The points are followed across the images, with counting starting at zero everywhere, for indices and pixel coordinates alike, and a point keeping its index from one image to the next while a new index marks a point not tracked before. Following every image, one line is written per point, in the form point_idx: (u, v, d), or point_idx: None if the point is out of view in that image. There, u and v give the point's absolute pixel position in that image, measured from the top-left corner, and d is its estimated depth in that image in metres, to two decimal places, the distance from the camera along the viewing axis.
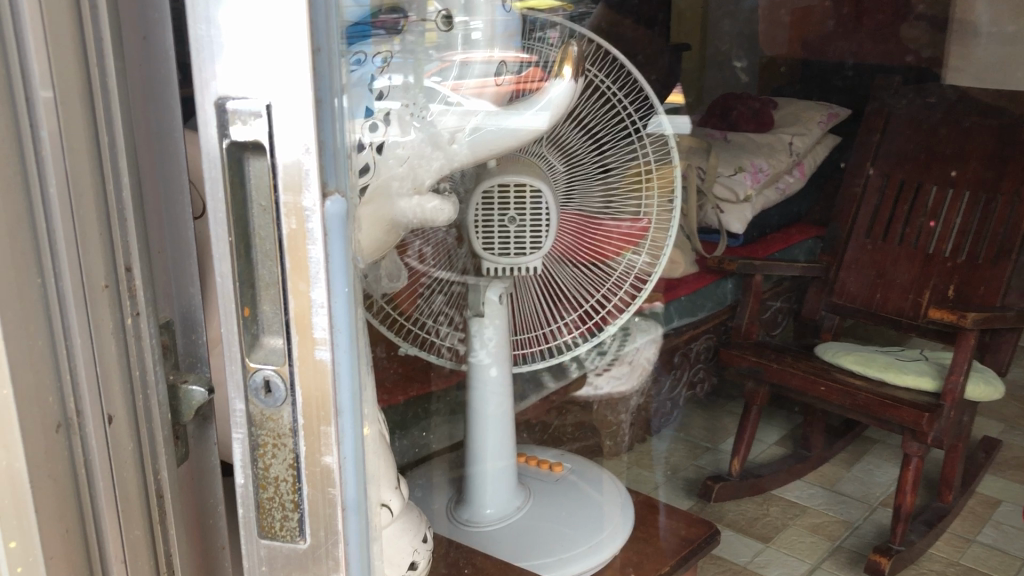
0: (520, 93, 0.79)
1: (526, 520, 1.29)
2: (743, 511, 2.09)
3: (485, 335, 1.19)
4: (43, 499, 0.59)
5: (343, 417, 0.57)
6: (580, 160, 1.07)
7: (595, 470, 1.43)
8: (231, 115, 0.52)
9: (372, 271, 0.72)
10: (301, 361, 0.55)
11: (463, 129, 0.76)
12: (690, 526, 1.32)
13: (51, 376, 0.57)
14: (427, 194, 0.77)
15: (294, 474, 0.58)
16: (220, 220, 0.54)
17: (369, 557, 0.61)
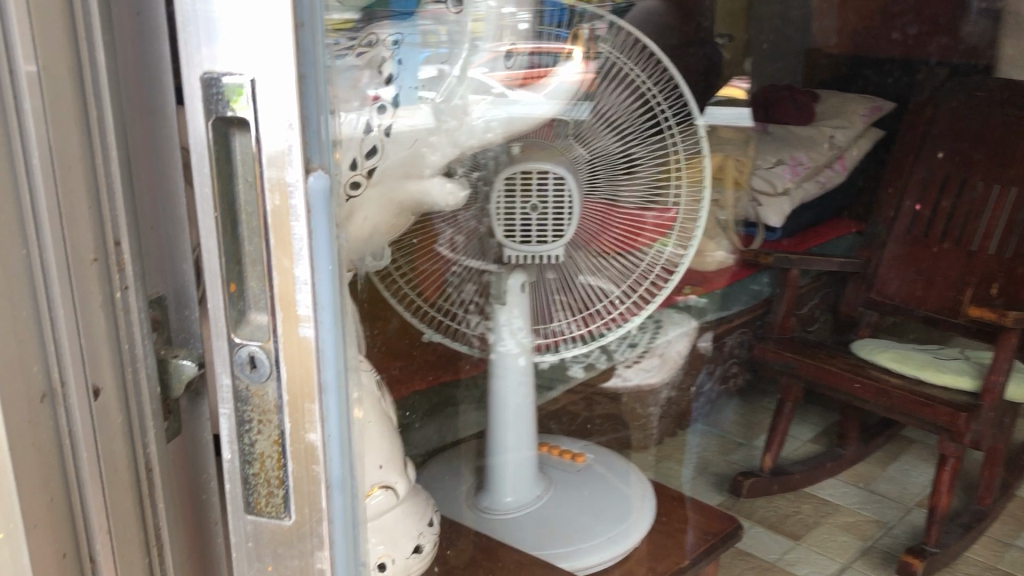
0: (528, 81, 0.79)
1: (545, 509, 1.27)
2: (773, 507, 2.12)
3: (510, 324, 1.20)
4: (29, 481, 0.54)
5: (329, 394, 0.51)
6: (605, 150, 1.06)
7: (622, 462, 1.41)
8: (216, 89, 0.45)
9: (368, 253, 0.73)
10: (285, 334, 0.49)
11: (468, 113, 0.76)
12: (716, 521, 1.30)
13: (35, 347, 0.52)
14: (436, 178, 0.77)
15: (280, 450, 0.53)
16: (206, 194, 0.48)
17: (355, 539, 0.56)
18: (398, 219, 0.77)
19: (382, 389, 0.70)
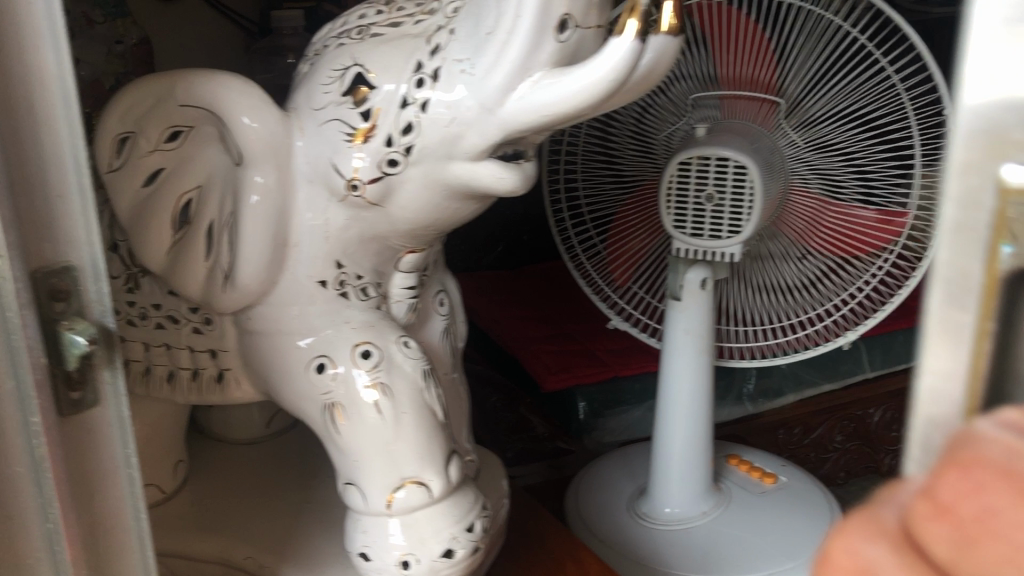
0: (739, 33, 0.84)
1: (714, 529, 0.98)
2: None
3: (681, 322, 0.95)
4: (84, 530, 0.47)
5: (392, 400, 0.60)
6: (824, 131, 0.88)
7: (823, 484, 1.05)
8: (293, 109, 0.58)
9: (429, 226, 0.61)
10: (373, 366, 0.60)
11: (568, 59, 0.53)
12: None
13: (18, 418, 0.43)
14: (490, 158, 0.56)
15: (348, 432, 0.61)
16: (274, 202, 0.57)
17: (404, 532, 0.62)
18: (463, 203, 0.60)
19: (428, 379, 0.63)
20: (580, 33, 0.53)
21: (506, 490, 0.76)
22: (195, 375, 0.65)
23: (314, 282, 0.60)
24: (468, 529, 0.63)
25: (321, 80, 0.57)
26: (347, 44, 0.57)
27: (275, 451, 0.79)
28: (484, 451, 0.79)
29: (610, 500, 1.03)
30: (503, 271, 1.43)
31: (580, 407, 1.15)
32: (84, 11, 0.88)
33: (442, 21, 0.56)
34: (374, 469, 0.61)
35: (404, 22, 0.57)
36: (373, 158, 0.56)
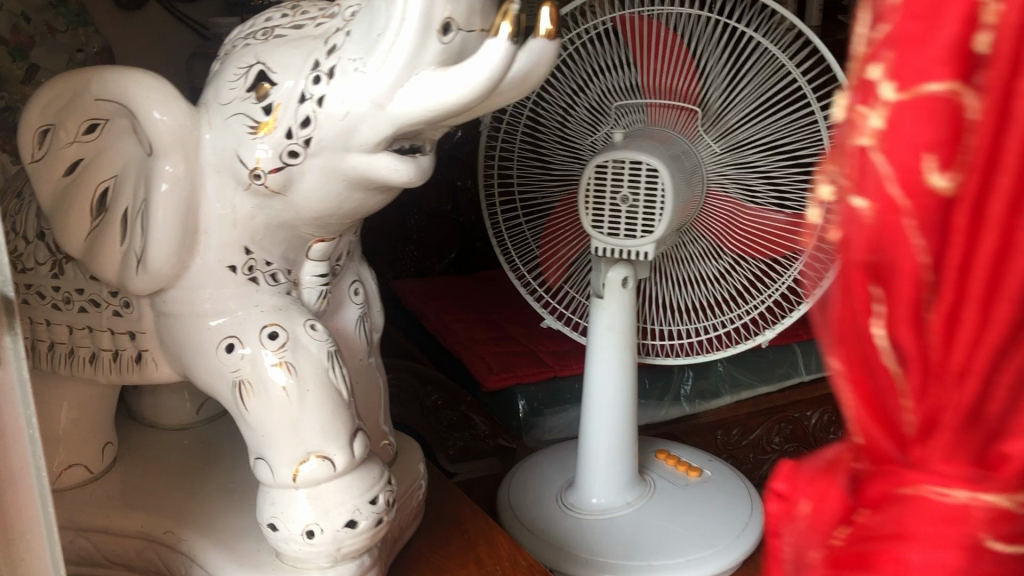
0: (661, 40, 0.89)
1: (637, 519, 1.01)
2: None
3: (602, 318, 0.99)
4: None
5: (299, 378, 0.64)
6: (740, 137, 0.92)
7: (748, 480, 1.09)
8: (204, 103, 0.63)
9: (335, 216, 0.65)
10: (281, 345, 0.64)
11: (452, 60, 0.58)
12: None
13: None
14: (385, 151, 0.60)
15: (256, 409, 0.65)
16: (182, 189, 0.61)
17: (309, 505, 0.66)
18: (365, 194, 0.64)
19: (334, 360, 0.66)
20: (463, 36, 0.58)
21: (423, 473, 0.80)
22: (116, 356, 0.68)
23: (224, 267, 0.64)
24: (371, 502, 0.67)
25: (229, 78, 0.62)
26: (253, 45, 0.62)
27: (205, 437, 0.83)
28: (404, 436, 0.83)
29: (540, 493, 1.06)
30: (457, 277, 1.45)
31: (520, 406, 1.19)
32: (47, 20, 0.92)
33: (340, 23, 0.61)
34: (280, 443, 0.65)
35: (307, 24, 0.62)
36: (275, 150, 0.60)
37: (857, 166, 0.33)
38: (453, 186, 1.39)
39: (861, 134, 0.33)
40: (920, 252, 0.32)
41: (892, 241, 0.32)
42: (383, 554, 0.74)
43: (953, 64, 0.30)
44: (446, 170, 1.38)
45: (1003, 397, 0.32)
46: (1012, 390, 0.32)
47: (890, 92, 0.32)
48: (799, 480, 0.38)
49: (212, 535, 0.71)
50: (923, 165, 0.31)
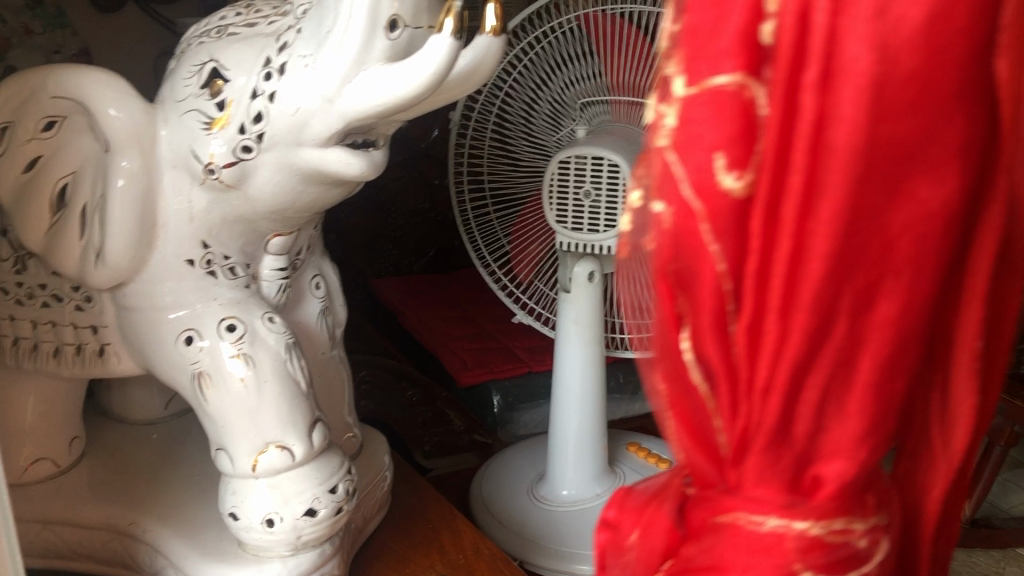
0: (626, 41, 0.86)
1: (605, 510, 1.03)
2: (973, 566, 1.32)
3: (569, 313, 1.00)
4: None
5: (256, 370, 0.65)
6: None
7: None
8: (161, 101, 0.65)
9: (293, 210, 0.66)
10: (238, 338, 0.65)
11: (397, 55, 0.59)
12: (885, 424, 0.38)
13: None
14: (339, 145, 0.62)
15: (214, 403, 0.66)
16: (138, 185, 0.63)
17: (267, 497, 0.67)
18: (320, 188, 0.65)
19: (291, 352, 0.67)
20: (410, 32, 0.59)
21: (388, 464, 0.81)
22: (79, 350, 0.70)
23: (182, 261, 0.66)
24: (330, 491, 0.68)
25: (184, 75, 0.64)
26: (207, 43, 0.63)
27: (172, 431, 0.84)
28: (369, 429, 0.84)
29: (511, 486, 1.08)
30: (434, 275, 1.46)
31: (494, 401, 1.19)
32: (23, 22, 0.92)
33: (291, 21, 0.62)
34: (239, 433, 0.66)
35: (260, 23, 0.64)
36: (228, 144, 0.62)
37: (662, 173, 0.40)
38: (430, 185, 1.38)
39: (660, 139, 0.40)
40: (716, 257, 0.38)
41: (694, 241, 0.39)
42: (347, 544, 0.75)
43: (740, 57, 0.36)
44: (423, 168, 1.36)
45: (808, 409, 0.38)
46: (814, 403, 0.38)
47: (685, 90, 0.38)
48: (625, 510, 0.47)
49: (175, 526, 0.72)
50: (714, 162, 0.37)
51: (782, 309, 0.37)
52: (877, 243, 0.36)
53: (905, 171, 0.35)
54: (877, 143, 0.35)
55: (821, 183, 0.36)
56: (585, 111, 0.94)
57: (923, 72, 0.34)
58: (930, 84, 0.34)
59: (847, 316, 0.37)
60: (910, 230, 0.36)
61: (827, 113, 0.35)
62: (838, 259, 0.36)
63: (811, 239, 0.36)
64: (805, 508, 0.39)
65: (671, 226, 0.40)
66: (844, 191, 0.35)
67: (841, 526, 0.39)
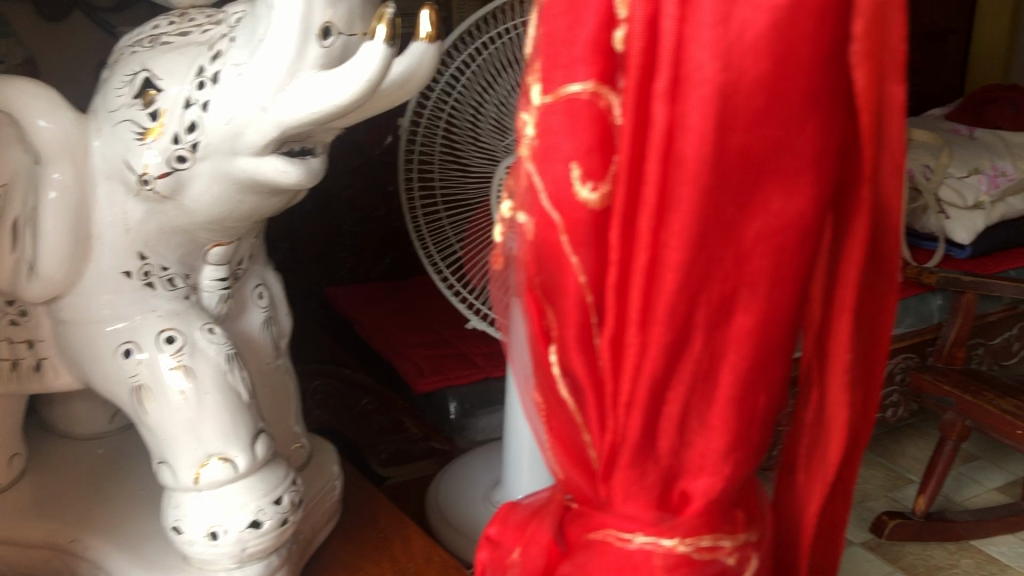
0: None
1: None
2: (928, 559, 1.33)
3: None
4: None
5: (196, 382, 0.64)
6: None
7: None
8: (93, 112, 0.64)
9: (231, 220, 0.66)
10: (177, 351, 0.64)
11: (331, 62, 0.59)
12: (739, 433, 0.51)
13: None
14: (275, 154, 0.61)
15: (155, 417, 0.65)
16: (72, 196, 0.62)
17: (209, 511, 0.66)
18: (258, 197, 0.64)
19: (232, 362, 0.67)
20: (344, 39, 0.59)
21: (337, 473, 0.81)
22: (15, 365, 0.69)
23: (119, 273, 0.65)
24: (275, 502, 0.67)
25: (116, 85, 0.63)
26: (139, 52, 0.63)
27: (115, 446, 0.83)
28: (317, 438, 0.84)
29: (466, 492, 1.07)
30: (391, 283, 1.45)
31: (451, 408, 1.20)
32: None
33: (225, 30, 0.62)
34: (180, 446, 0.65)
35: (193, 31, 0.64)
36: (161, 154, 0.61)
37: (540, 214, 0.52)
38: (383, 192, 1.38)
39: (524, 151, 0.53)
40: (577, 270, 0.52)
41: (555, 247, 0.52)
42: (295, 556, 0.74)
43: (590, 70, 0.49)
44: (376, 174, 1.36)
45: (679, 392, 0.51)
46: (684, 390, 0.51)
47: (544, 98, 0.50)
48: (506, 529, 0.63)
49: (117, 541, 0.72)
50: (571, 171, 0.50)
51: (641, 321, 0.50)
52: (733, 246, 0.49)
53: (752, 181, 0.48)
54: (727, 155, 0.47)
55: (673, 195, 0.47)
56: None
57: (761, 86, 0.46)
58: (767, 106, 0.46)
59: (707, 310, 0.49)
60: (759, 232, 0.49)
61: (676, 126, 0.46)
62: (695, 254, 0.48)
63: (666, 252, 0.48)
64: (672, 525, 0.52)
65: (535, 236, 0.53)
66: (697, 201, 0.47)
67: (711, 542, 0.52)
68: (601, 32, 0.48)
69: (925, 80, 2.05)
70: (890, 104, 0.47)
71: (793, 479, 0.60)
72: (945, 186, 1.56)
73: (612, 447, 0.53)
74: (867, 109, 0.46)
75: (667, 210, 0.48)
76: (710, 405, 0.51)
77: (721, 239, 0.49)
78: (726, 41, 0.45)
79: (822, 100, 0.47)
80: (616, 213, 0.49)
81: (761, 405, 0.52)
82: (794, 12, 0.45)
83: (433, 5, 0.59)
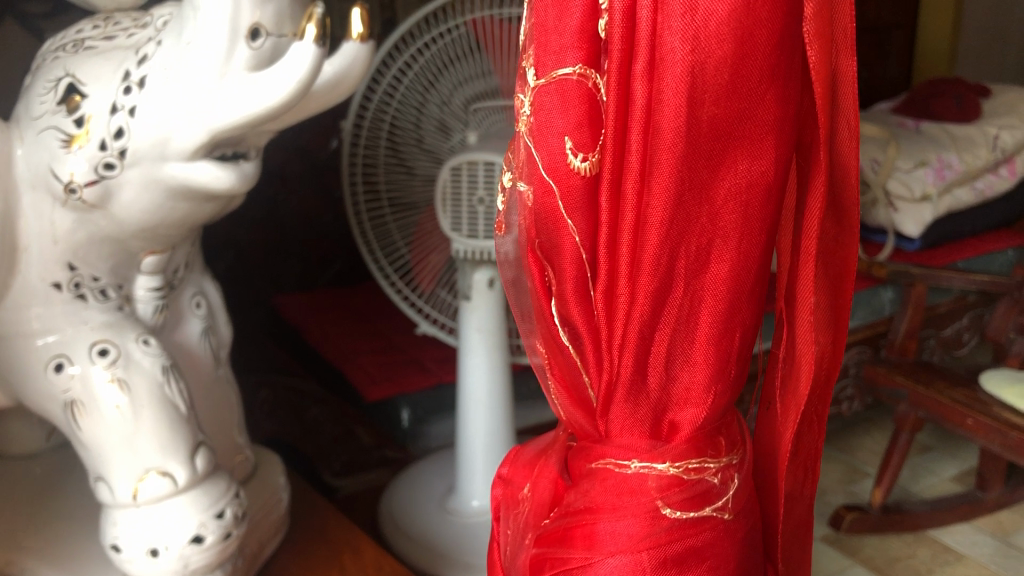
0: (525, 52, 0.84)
1: None
2: (886, 551, 1.34)
3: (472, 320, 0.98)
4: None
5: (133, 395, 0.63)
6: None
7: None
8: (18, 120, 0.62)
9: (163, 228, 0.64)
10: (108, 367, 0.62)
11: (257, 65, 0.57)
12: (720, 367, 0.52)
13: None
14: (206, 158, 0.60)
15: (90, 435, 0.63)
16: None
17: (147, 527, 0.63)
18: (191, 205, 0.63)
19: (169, 375, 0.65)
20: (274, 40, 0.57)
21: (283, 485, 0.79)
22: None
23: (48, 285, 0.63)
24: (217, 517, 0.65)
25: (40, 92, 0.62)
26: (62, 58, 0.62)
27: (50, 466, 0.81)
28: (262, 450, 0.82)
29: (422, 499, 1.06)
30: (341, 290, 1.44)
31: (405, 415, 1.16)
32: None
33: (151, 33, 0.61)
34: (116, 460, 0.63)
35: (119, 35, 0.62)
36: (85, 161, 0.59)
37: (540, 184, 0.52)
38: (330, 197, 1.36)
39: (523, 128, 0.53)
40: (573, 232, 0.52)
41: (554, 213, 0.52)
42: (242, 571, 0.72)
43: (581, 55, 0.49)
44: (323, 180, 1.34)
45: (666, 334, 0.51)
46: (668, 334, 0.51)
47: (537, 81, 0.51)
48: (515, 465, 0.64)
49: (55, 562, 0.69)
50: (565, 145, 0.50)
51: (631, 272, 0.50)
52: (707, 205, 0.49)
53: (722, 147, 0.48)
54: (697, 129, 0.47)
55: (655, 161, 0.48)
56: (473, 115, 0.92)
57: (728, 62, 0.46)
58: (733, 82, 0.46)
59: (686, 263, 0.50)
60: (730, 192, 0.49)
61: (651, 97, 0.47)
62: (676, 211, 0.48)
63: (649, 212, 0.49)
64: (664, 450, 0.53)
65: (535, 203, 0.53)
66: (678, 163, 0.47)
67: (696, 465, 0.53)
68: (588, 21, 0.48)
69: (869, 76, 2.07)
70: (843, 76, 0.48)
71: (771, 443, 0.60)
72: (893, 179, 1.57)
73: (610, 386, 0.53)
74: (819, 82, 0.46)
75: (649, 173, 0.48)
76: (693, 342, 0.52)
77: (695, 199, 0.49)
78: (693, 29, 0.45)
79: (778, 72, 0.47)
80: (607, 181, 0.50)
81: (738, 342, 0.52)
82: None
83: (364, 6, 0.58)
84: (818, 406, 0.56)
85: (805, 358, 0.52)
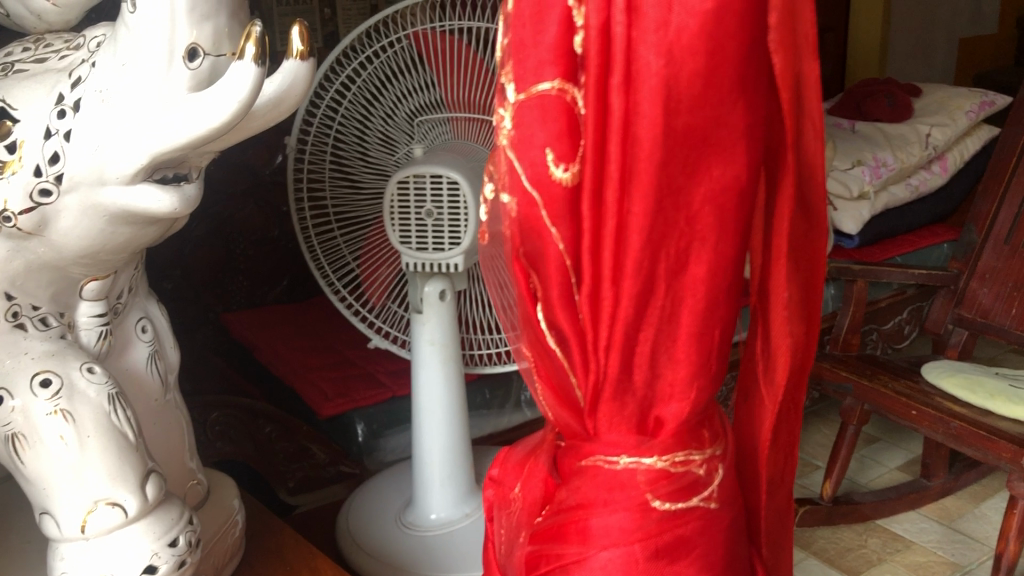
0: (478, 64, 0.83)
1: (473, 530, 1.02)
2: (837, 542, 1.36)
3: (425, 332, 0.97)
4: None
5: (79, 426, 0.61)
6: None
7: None
8: None
9: (105, 253, 0.63)
10: (50, 399, 0.61)
11: (201, 83, 0.56)
12: (701, 363, 0.53)
13: None
14: (146, 181, 0.58)
15: (35, 466, 0.61)
16: None
17: (95, 560, 0.62)
18: (134, 228, 0.62)
19: (116, 403, 0.63)
20: (212, 60, 0.56)
21: (238, 508, 0.78)
22: None
23: None
24: (170, 545, 0.64)
25: None
26: None
27: None
28: (215, 473, 0.81)
29: (379, 514, 1.06)
30: (288, 304, 1.41)
31: (359, 430, 1.17)
32: None
33: (85, 55, 0.59)
34: (63, 492, 0.61)
35: (51, 58, 0.61)
36: (16, 188, 0.58)
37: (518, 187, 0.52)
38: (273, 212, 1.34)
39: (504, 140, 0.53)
40: (557, 240, 0.52)
41: (537, 223, 0.52)
42: None
43: (558, 68, 0.50)
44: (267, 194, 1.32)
45: (650, 335, 0.52)
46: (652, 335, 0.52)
47: (517, 96, 0.51)
48: (506, 464, 0.64)
49: None
50: (547, 156, 0.51)
51: (615, 275, 0.51)
52: (684, 210, 0.50)
53: (696, 156, 0.50)
54: (673, 135, 0.49)
55: (635, 169, 0.49)
56: (420, 128, 0.93)
57: (701, 74, 0.48)
58: (705, 91, 0.48)
59: (667, 264, 0.51)
60: (706, 195, 0.50)
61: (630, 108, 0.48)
62: (655, 217, 0.50)
63: (630, 216, 0.50)
64: (650, 445, 0.54)
65: (518, 214, 0.53)
66: (656, 175, 0.49)
67: (683, 458, 0.54)
68: (564, 40, 0.50)
69: None
70: (806, 80, 0.50)
71: (747, 439, 0.61)
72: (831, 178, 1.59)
73: (597, 385, 0.54)
74: (786, 87, 0.48)
75: (631, 179, 0.49)
76: (675, 341, 0.53)
77: (674, 204, 0.50)
78: (667, 43, 0.47)
79: (748, 81, 0.50)
80: (587, 189, 0.50)
81: (717, 339, 0.53)
82: (722, 12, 0.47)
83: (304, 23, 0.57)
84: (793, 393, 0.58)
85: (780, 353, 0.54)
